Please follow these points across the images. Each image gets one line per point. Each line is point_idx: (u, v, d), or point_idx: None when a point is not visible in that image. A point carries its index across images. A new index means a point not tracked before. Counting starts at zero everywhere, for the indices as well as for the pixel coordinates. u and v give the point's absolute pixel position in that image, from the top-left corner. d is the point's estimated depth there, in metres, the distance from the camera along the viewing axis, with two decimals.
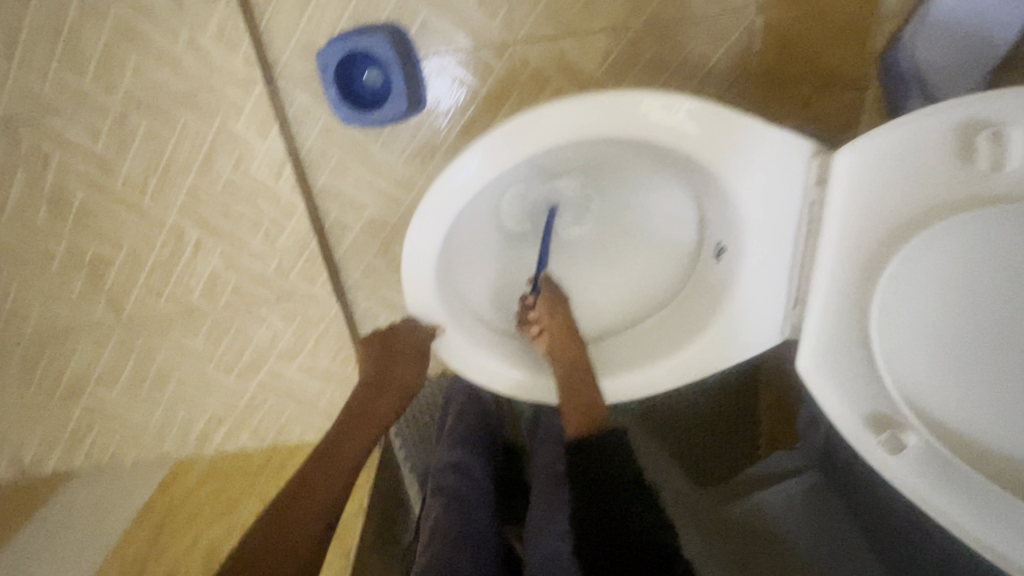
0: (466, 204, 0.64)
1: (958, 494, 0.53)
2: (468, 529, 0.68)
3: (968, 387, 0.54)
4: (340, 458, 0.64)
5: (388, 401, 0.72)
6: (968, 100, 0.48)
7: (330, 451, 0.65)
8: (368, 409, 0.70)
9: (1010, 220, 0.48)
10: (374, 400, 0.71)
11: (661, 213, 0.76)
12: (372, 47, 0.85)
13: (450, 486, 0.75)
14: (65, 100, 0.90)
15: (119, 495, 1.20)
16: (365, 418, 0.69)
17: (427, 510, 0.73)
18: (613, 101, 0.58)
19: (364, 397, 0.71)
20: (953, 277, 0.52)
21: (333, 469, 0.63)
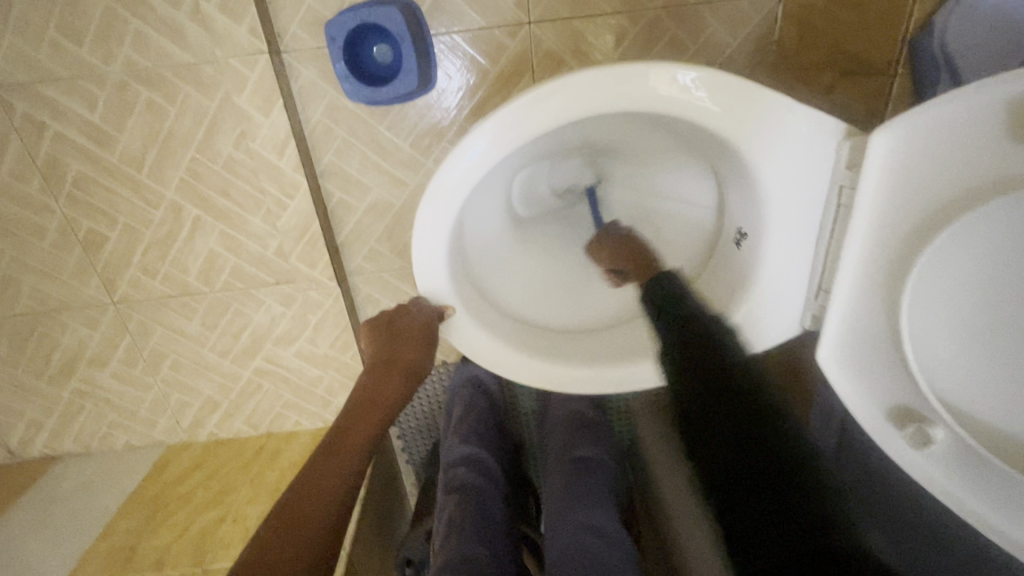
0: (476, 184, 0.62)
1: (986, 486, 0.52)
2: (486, 521, 0.67)
3: (1003, 384, 0.51)
4: (350, 443, 0.62)
5: (398, 380, 0.69)
6: (1015, 72, 0.43)
7: (341, 436, 0.62)
8: (377, 390, 0.68)
9: None
10: (382, 382, 0.68)
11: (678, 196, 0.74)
12: (384, 20, 0.80)
13: (462, 480, 0.73)
14: (61, 68, 0.87)
15: (108, 479, 1.18)
16: (375, 399, 0.67)
17: (440, 507, 0.71)
18: (633, 74, 0.55)
19: (374, 378, 0.69)
20: (995, 266, 0.49)
21: (345, 456, 0.60)
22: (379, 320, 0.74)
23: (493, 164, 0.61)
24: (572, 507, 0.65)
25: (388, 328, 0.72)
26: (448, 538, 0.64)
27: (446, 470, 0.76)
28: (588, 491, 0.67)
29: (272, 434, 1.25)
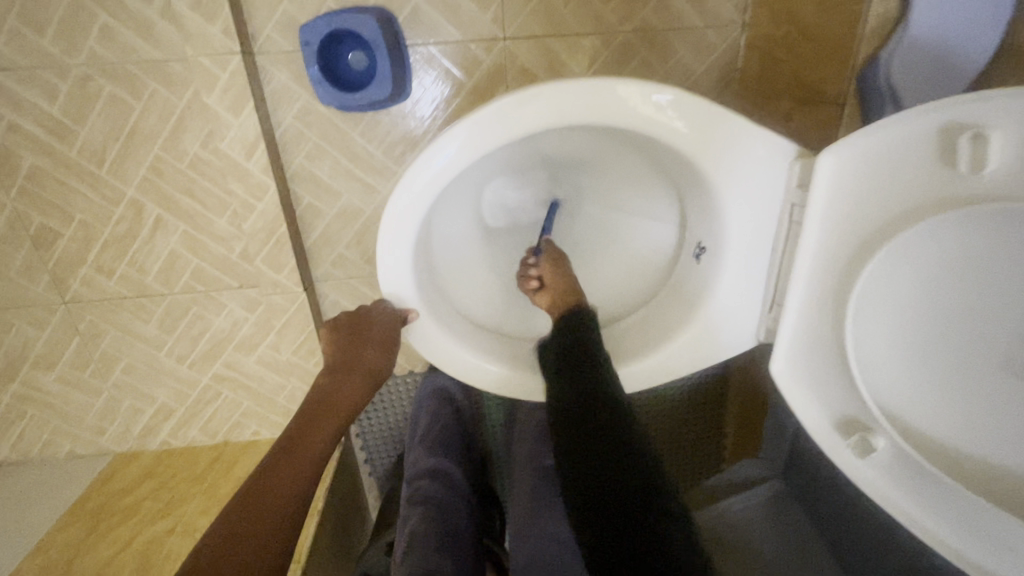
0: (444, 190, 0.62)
1: (922, 494, 0.54)
2: (449, 535, 0.66)
3: (936, 387, 0.55)
4: (307, 446, 0.60)
5: (358, 383, 0.68)
6: (950, 101, 0.47)
7: (298, 438, 0.60)
8: (336, 392, 0.66)
9: (995, 225, 0.47)
10: (340, 385, 0.67)
11: (640, 212, 0.75)
12: (358, 28, 0.81)
13: (427, 493, 0.72)
14: (21, 57, 0.84)
15: (47, 489, 1.11)
16: (331, 401, 0.65)
17: (403, 520, 0.70)
18: (598, 89, 0.57)
19: (333, 380, 0.67)
20: (935, 282, 0.52)
21: (299, 457, 0.58)
22: (341, 322, 0.73)
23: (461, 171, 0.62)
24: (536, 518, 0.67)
25: (350, 332, 0.71)
26: (408, 553, 0.63)
27: (410, 482, 0.75)
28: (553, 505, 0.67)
29: (228, 444, 1.20)
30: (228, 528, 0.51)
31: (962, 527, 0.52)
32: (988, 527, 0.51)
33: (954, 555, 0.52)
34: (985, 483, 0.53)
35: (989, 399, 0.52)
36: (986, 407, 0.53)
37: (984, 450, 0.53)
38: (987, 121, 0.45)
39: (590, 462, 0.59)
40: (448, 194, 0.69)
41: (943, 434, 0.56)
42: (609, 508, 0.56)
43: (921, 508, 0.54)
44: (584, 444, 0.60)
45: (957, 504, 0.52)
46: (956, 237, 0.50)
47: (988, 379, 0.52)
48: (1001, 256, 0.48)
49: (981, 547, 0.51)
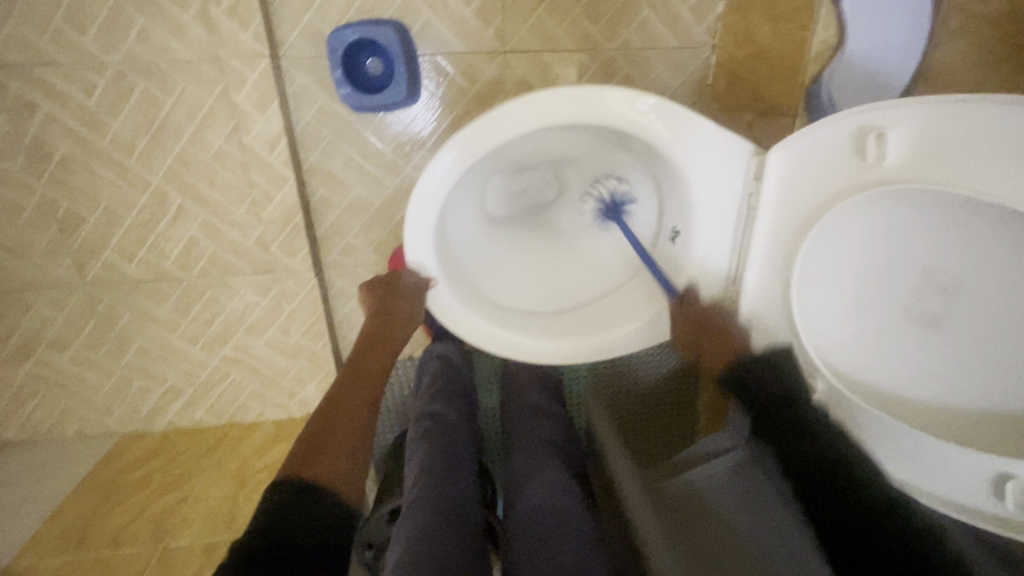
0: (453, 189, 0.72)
1: (863, 430, 0.59)
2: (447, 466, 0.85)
3: (867, 345, 0.60)
4: (367, 373, 0.70)
5: (397, 328, 0.77)
6: (860, 108, 0.53)
7: (356, 371, 0.70)
8: (379, 335, 0.76)
9: (904, 199, 0.53)
10: (385, 328, 0.77)
11: (625, 204, 0.85)
12: (379, 38, 0.91)
13: (431, 431, 0.93)
14: (62, 54, 0.92)
15: (56, 466, 1.16)
16: (381, 341, 0.76)
17: (413, 450, 0.91)
18: (582, 94, 0.68)
19: (374, 326, 0.77)
20: (861, 248, 0.58)
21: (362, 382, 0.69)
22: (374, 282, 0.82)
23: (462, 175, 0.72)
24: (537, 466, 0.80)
25: (384, 287, 0.79)
26: (419, 476, 0.84)
27: (415, 421, 0.97)
28: (549, 461, 0.81)
29: (233, 425, 1.25)
30: (319, 424, 0.61)
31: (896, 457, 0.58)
32: (926, 456, 0.55)
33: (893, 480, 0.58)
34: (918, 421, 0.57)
35: (908, 352, 0.57)
36: (908, 359, 0.57)
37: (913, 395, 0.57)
38: (886, 122, 0.51)
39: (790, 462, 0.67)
40: (458, 190, 0.79)
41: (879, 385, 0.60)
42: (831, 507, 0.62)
43: (871, 447, 0.58)
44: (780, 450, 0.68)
45: (887, 434, 0.57)
46: (882, 206, 0.55)
47: (907, 335, 0.57)
48: (908, 223, 0.54)
49: (913, 471, 0.57)
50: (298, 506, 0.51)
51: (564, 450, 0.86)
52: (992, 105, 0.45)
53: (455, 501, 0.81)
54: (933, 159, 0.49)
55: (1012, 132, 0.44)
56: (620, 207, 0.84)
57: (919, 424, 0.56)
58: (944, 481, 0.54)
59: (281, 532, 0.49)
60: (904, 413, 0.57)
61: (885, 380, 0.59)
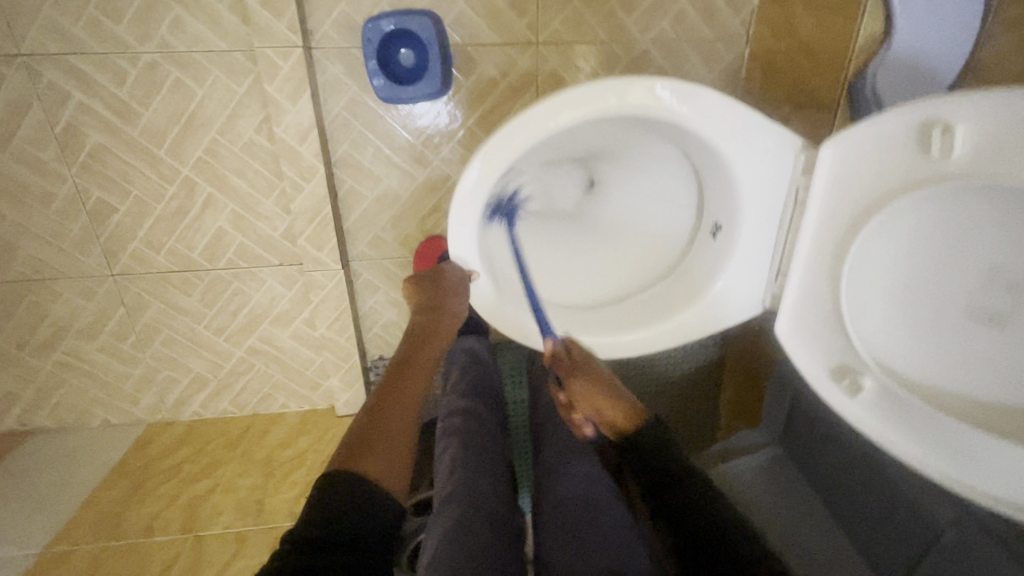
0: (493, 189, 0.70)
1: (912, 428, 0.58)
2: (480, 462, 0.86)
3: (918, 343, 0.59)
4: (416, 369, 0.70)
5: (444, 324, 0.76)
6: (925, 100, 0.52)
7: (406, 366, 0.70)
8: (428, 329, 0.75)
9: (970, 195, 0.51)
10: (433, 324, 0.76)
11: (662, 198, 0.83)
12: (416, 28, 0.89)
13: (460, 427, 0.93)
14: (96, 43, 0.91)
15: (85, 455, 1.17)
16: (429, 335, 0.75)
17: (443, 447, 0.91)
18: (631, 86, 0.66)
19: (422, 321, 0.76)
20: (915, 245, 0.57)
21: (411, 376, 0.68)
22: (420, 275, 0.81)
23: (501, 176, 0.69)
24: (571, 459, 0.80)
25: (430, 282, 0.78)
26: (452, 473, 0.84)
27: (445, 418, 0.97)
28: (583, 457, 0.80)
29: (258, 415, 1.26)
30: (370, 416, 0.61)
31: (948, 456, 0.56)
32: (980, 453, 0.55)
33: (947, 479, 0.57)
34: (971, 417, 0.57)
35: (962, 348, 0.57)
36: (962, 355, 0.57)
37: (965, 389, 0.57)
38: (953, 117, 0.50)
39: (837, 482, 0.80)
40: (497, 189, 0.76)
41: (930, 381, 0.59)
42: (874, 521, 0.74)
43: (924, 447, 0.58)
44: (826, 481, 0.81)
45: (940, 431, 0.56)
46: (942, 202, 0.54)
47: (962, 332, 0.56)
48: (970, 220, 0.53)
49: (969, 471, 0.55)
50: (349, 498, 0.51)
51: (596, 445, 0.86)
52: None
53: (488, 495, 0.81)
54: (1005, 155, 0.47)
55: None
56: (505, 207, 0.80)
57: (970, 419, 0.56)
58: (998, 478, 0.54)
59: (332, 522, 0.49)
60: (956, 409, 0.58)
61: (935, 376, 0.59)
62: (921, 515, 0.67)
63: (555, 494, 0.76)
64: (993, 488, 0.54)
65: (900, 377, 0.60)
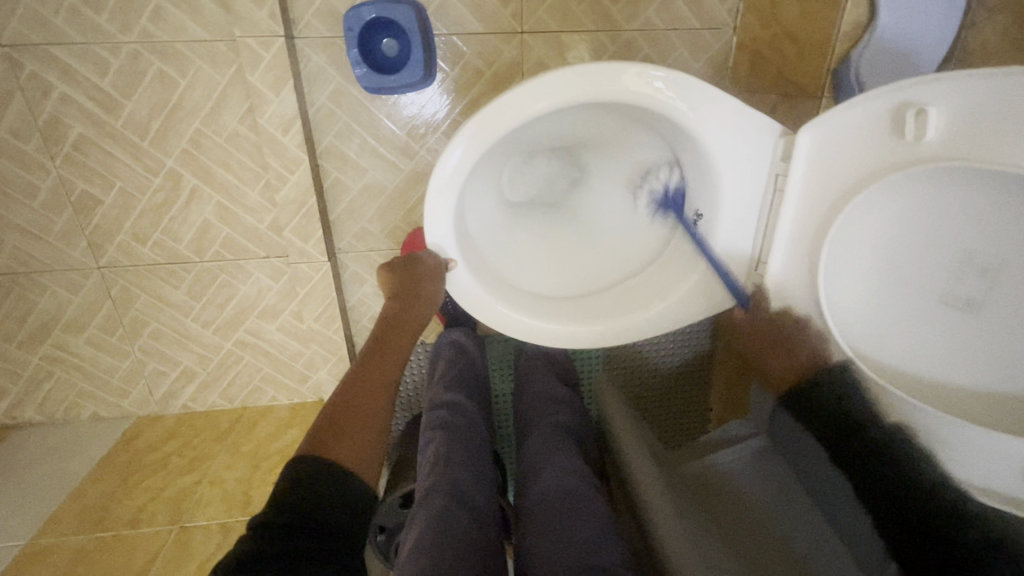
0: (468, 175, 0.70)
1: (886, 413, 0.58)
2: (465, 454, 0.86)
3: (898, 331, 0.58)
4: (389, 356, 0.69)
5: (417, 310, 0.75)
6: (899, 83, 0.51)
7: (378, 352, 0.69)
8: (400, 317, 0.74)
9: (944, 177, 0.50)
10: (407, 310, 0.75)
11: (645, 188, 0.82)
12: (397, 16, 0.88)
13: (445, 420, 0.93)
14: (77, 33, 0.91)
15: (73, 447, 1.17)
16: (403, 321, 0.74)
17: (428, 439, 0.91)
18: (608, 70, 0.65)
19: (394, 309, 0.75)
20: (892, 231, 0.56)
21: (383, 362, 0.68)
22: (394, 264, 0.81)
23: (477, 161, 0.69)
24: (554, 450, 0.80)
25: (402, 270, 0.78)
26: (437, 463, 0.83)
27: (431, 410, 0.97)
28: (565, 448, 0.80)
29: (247, 408, 1.26)
30: (339, 403, 0.60)
31: (925, 441, 0.57)
32: (955, 440, 0.55)
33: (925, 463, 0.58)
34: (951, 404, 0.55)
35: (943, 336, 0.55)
36: (942, 344, 0.56)
37: (948, 378, 0.56)
38: (927, 98, 0.49)
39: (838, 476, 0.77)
40: (475, 176, 0.75)
41: (909, 371, 0.58)
42: None
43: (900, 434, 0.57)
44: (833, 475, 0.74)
45: (916, 417, 0.56)
46: (917, 186, 0.53)
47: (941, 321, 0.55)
48: (947, 205, 0.52)
49: (946, 454, 0.56)
50: (320, 482, 0.51)
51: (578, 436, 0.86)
52: None
53: (473, 486, 0.81)
54: (978, 137, 0.46)
55: None
56: (674, 201, 0.80)
57: (946, 406, 0.56)
58: (975, 461, 0.54)
59: (303, 507, 0.49)
60: (933, 397, 0.57)
61: (916, 365, 0.58)
62: None
63: (536, 483, 0.76)
64: (968, 472, 0.55)
65: (879, 366, 0.60)
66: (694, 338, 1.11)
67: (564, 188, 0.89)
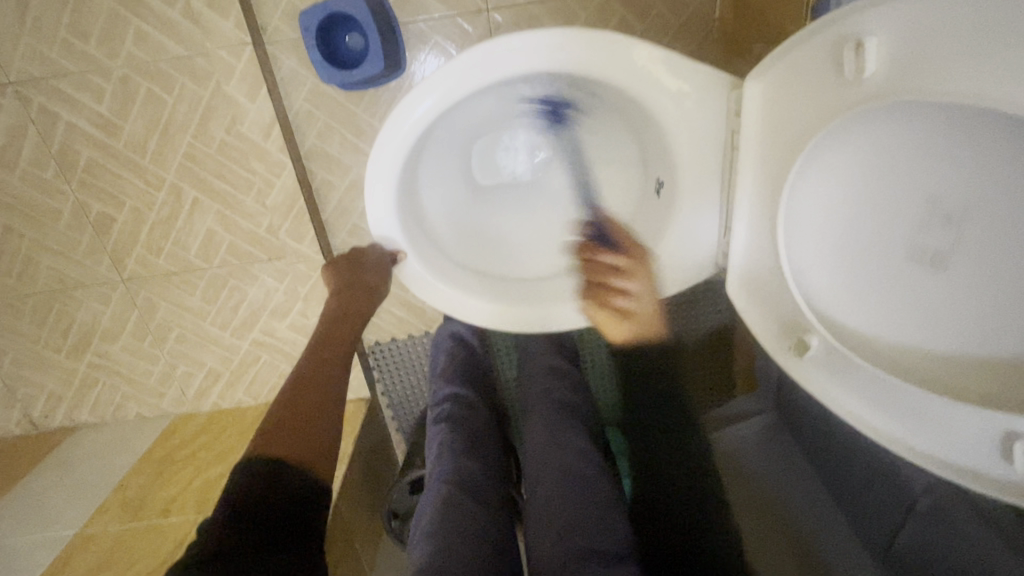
0: (416, 144, 0.69)
1: (862, 389, 0.52)
2: (467, 441, 0.87)
3: (874, 295, 0.53)
4: (334, 348, 0.72)
5: (364, 300, 0.79)
6: (842, 12, 0.46)
7: (325, 346, 0.72)
8: (347, 308, 0.77)
9: (903, 114, 0.45)
10: (350, 301, 0.78)
11: (616, 177, 0.80)
12: (351, 11, 0.87)
13: (446, 413, 0.93)
14: (72, 64, 0.97)
15: (119, 445, 1.27)
16: (350, 311, 0.77)
17: (431, 433, 0.91)
18: (558, 34, 0.62)
19: (342, 300, 0.78)
20: (860, 181, 0.51)
21: (329, 356, 0.70)
22: (338, 262, 0.83)
23: (428, 129, 0.68)
24: (549, 430, 0.79)
25: (348, 267, 0.82)
26: (438, 456, 0.84)
27: (433, 405, 0.97)
28: (558, 428, 0.79)
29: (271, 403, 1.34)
30: (284, 404, 0.61)
31: (904, 422, 0.50)
32: (926, 412, 0.47)
33: (898, 444, 0.50)
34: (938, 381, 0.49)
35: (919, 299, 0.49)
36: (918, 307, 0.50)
37: (931, 348, 0.49)
38: (867, 28, 0.44)
39: (833, 450, 0.75)
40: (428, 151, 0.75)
41: (889, 340, 0.52)
42: (870, 491, 0.68)
43: (872, 408, 0.52)
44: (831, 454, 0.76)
45: (895, 396, 0.49)
46: (872, 130, 0.48)
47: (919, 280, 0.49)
48: (916, 147, 0.46)
49: (929, 439, 0.48)
50: (264, 481, 0.52)
51: (580, 412, 0.84)
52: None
53: (474, 472, 0.81)
54: (921, 66, 0.41)
55: (1010, 12, 0.35)
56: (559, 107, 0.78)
57: (921, 379, 0.49)
58: (953, 442, 0.46)
59: (247, 501, 0.50)
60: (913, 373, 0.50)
61: (894, 333, 0.52)
62: (899, 485, 0.64)
63: (530, 469, 0.76)
64: (962, 460, 0.46)
65: (854, 335, 0.54)
66: (719, 310, 1.04)
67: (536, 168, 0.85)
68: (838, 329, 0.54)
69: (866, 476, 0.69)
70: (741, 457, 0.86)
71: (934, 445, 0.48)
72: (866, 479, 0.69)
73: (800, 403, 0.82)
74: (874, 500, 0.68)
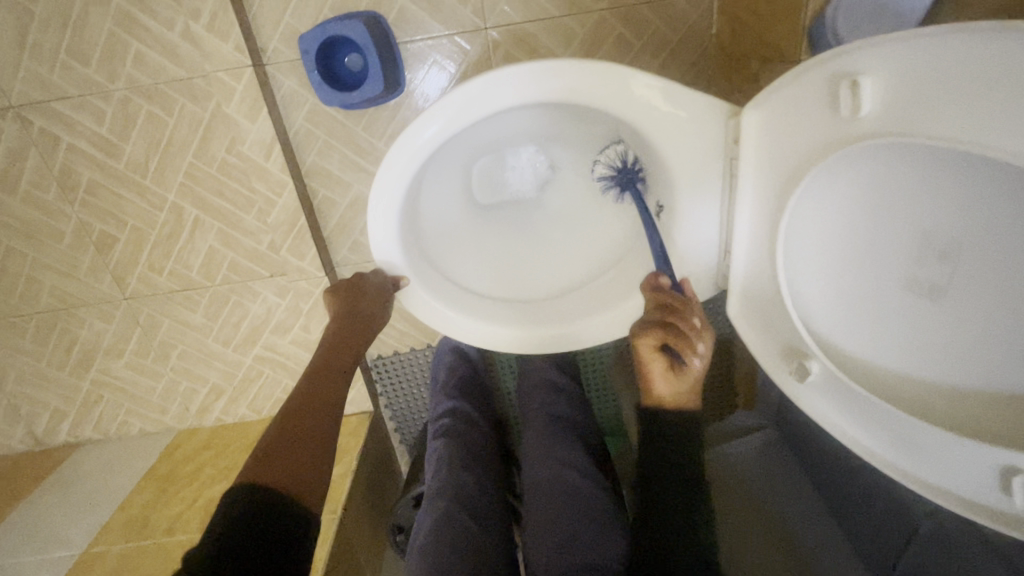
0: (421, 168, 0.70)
1: (856, 412, 0.53)
2: (468, 457, 0.87)
3: (869, 321, 0.54)
4: (333, 375, 0.73)
5: (364, 327, 0.79)
6: (840, 51, 0.47)
7: (323, 373, 0.72)
8: (347, 334, 0.78)
9: (899, 150, 0.46)
10: (350, 327, 0.79)
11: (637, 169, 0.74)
12: (349, 32, 0.88)
13: (446, 428, 0.94)
14: (73, 86, 0.98)
15: (123, 461, 1.28)
16: (348, 338, 0.78)
17: (430, 448, 0.92)
18: (562, 65, 0.63)
19: (340, 326, 0.79)
20: (859, 209, 0.52)
21: (327, 384, 0.71)
22: (339, 287, 0.84)
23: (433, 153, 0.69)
24: (550, 446, 0.79)
25: (348, 292, 0.83)
26: (437, 471, 0.85)
27: (433, 421, 0.97)
28: (560, 445, 0.79)
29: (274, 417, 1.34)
30: (278, 432, 0.62)
31: (896, 447, 0.51)
32: (918, 439, 0.49)
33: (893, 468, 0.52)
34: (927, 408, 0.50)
35: (914, 327, 0.51)
36: (912, 335, 0.51)
37: (923, 375, 0.51)
38: (864, 67, 0.45)
39: (835, 470, 0.76)
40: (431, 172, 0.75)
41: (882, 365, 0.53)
42: (870, 513, 0.70)
43: (867, 433, 0.53)
44: (832, 474, 0.77)
45: (889, 422, 0.50)
46: (867, 164, 0.49)
47: (913, 309, 0.50)
48: (914, 180, 0.47)
49: (923, 466, 0.49)
50: (256, 508, 0.52)
51: (580, 429, 0.85)
52: (978, 41, 0.38)
53: (474, 489, 0.82)
54: (913, 108, 0.42)
55: (994, 65, 0.37)
56: (632, 176, 0.74)
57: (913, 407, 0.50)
58: (945, 469, 0.47)
59: (238, 523, 0.51)
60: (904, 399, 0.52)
61: (887, 359, 0.53)
62: (903, 508, 0.65)
63: (530, 485, 0.77)
64: (953, 486, 0.47)
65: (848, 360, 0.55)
66: (722, 325, 1.04)
67: (536, 187, 0.86)
68: (832, 354, 0.56)
69: (866, 497, 0.71)
70: (743, 474, 0.87)
71: (925, 470, 0.49)
72: (865, 501, 0.71)
73: (801, 423, 0.83)
74: (875, 523, 0.69)
